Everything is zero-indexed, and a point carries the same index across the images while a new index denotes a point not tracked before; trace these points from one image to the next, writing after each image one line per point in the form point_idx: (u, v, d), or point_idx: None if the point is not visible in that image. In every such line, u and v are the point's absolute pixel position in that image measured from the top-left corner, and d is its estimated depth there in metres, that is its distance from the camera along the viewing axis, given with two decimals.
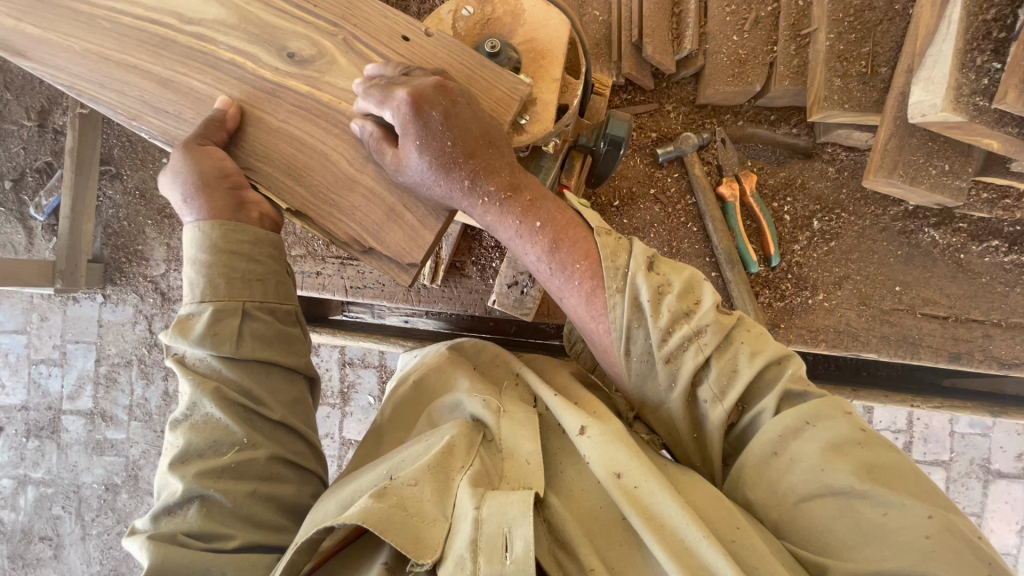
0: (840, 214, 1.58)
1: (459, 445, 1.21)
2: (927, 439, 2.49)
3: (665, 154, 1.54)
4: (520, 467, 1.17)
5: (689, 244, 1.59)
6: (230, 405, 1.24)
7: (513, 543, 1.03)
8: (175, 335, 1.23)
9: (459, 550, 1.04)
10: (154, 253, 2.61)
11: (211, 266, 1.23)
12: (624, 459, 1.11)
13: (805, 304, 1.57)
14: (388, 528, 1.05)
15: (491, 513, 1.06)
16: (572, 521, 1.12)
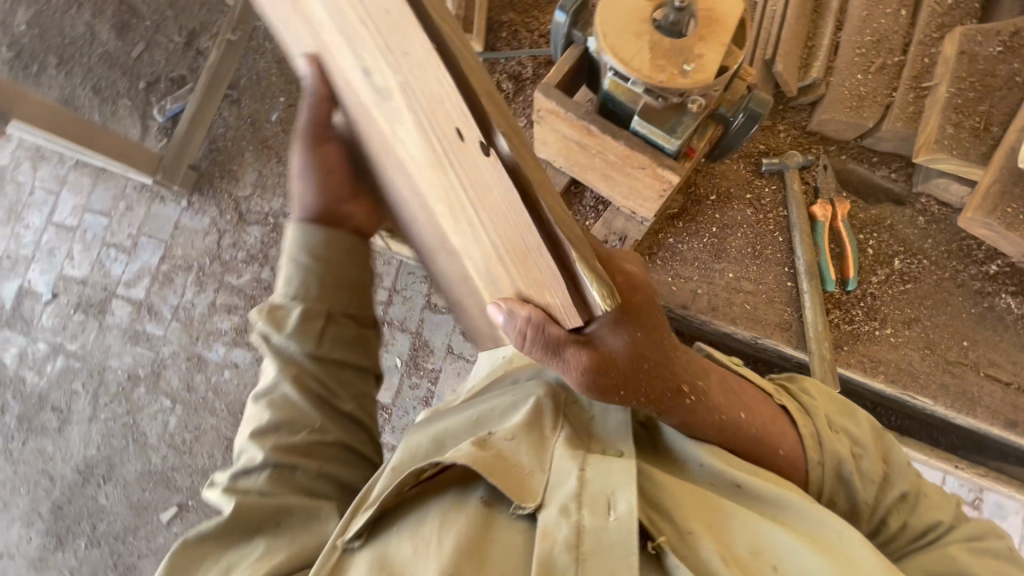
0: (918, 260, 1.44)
1: (544, 404, 1.24)
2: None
3: None
4: (614, 429, 1.20)
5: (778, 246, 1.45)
6: (308, 392, 1.23)
7: (617, 506, 1.01)
8: (266, 322, 1.23)
9: (561, 499, 1.03)
10: (246, 175, 2.86)
11: (306, 267, 1.21)
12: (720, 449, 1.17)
13: None
14: (492, 470, 1.05)
15: (596, 476, 1.06)
16: (672, 486, 1.10)
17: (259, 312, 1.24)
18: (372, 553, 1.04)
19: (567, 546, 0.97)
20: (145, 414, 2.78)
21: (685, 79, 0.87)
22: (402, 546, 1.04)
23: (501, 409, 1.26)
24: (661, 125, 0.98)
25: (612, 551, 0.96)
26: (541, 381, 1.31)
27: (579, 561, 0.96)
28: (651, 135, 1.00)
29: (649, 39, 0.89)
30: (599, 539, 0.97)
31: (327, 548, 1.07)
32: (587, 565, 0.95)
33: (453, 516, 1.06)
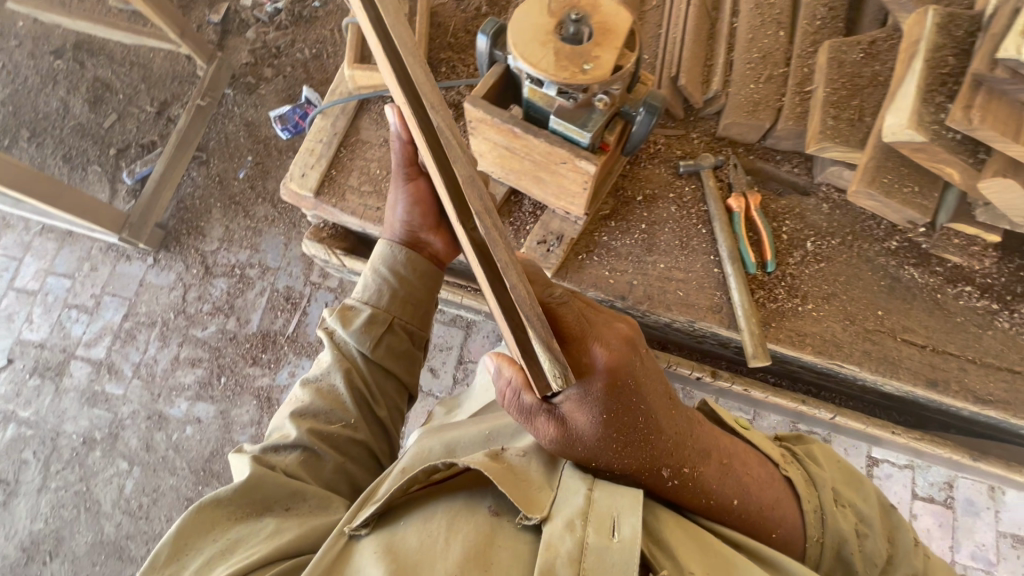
0: (834, 240, 1.39)
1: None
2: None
3: (686, 166, 1.43)
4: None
5: (698, 241, 1.41)
6: (354, 389, 1.28)
7: (624, 528, 0.93)
8: (337, 320, 1.32)
9: (567, 514, 0.96)
10: (214, 231, 2.93)
11: (382, 280, 1.33)
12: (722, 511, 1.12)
13: (795, 311, 1.34)
14: (502, 479, 1.01)
15: (604, 495, 0.99)
16: (676, 528, 1.03)
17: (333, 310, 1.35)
18: (378, 542, 1.00)
19: (569, 559, 0.90)
20: (99, 479, 2.65)
21: (585, 76, 1.00)
22: (410, 535, 1.00)
23: (510, 431, 1.26)
24: (574, 120, 1.10)
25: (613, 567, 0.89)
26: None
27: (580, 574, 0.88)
28: (567, 131, 1.12)
29: (553, 47, 1.03)
30: (601, 556, 0.90)
31: (332, 536, 1.04)
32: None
33: (462, 517, 1.01)
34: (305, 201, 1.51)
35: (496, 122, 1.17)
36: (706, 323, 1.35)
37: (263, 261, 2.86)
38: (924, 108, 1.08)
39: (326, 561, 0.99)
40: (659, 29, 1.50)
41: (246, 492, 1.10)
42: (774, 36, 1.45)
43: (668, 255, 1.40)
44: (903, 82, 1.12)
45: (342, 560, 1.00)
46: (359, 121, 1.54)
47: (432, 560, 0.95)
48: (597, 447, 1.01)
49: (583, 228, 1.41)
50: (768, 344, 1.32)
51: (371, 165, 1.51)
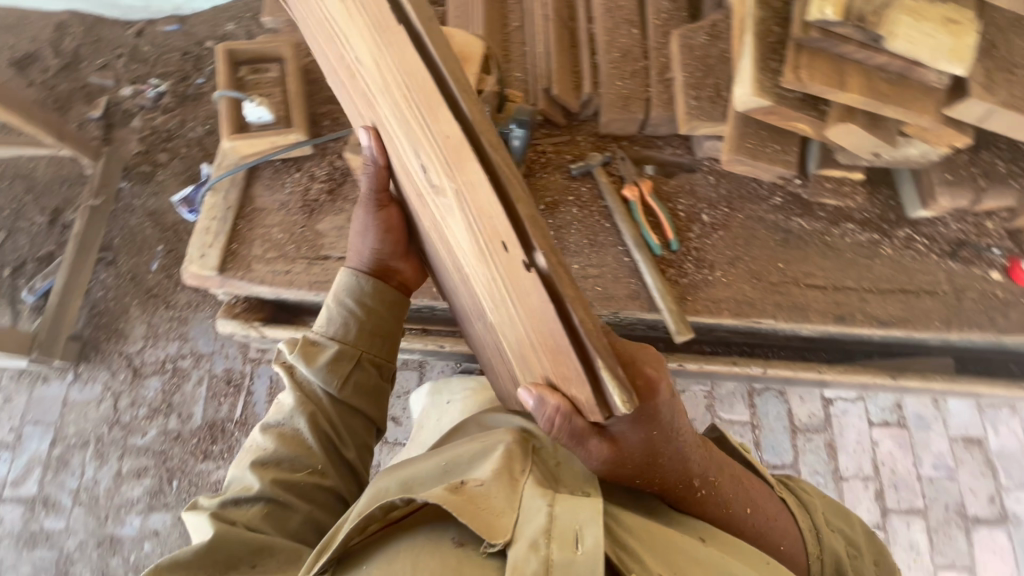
0: (727, 209, 1.48)
1: (512, 451, 1.09)
2: (897, 484, 2.48)
3: (578, 168, 1.49)
4: (576, 471, 1.11)
5: (605, 236, 1.46)
6: (319, 432, 1.22)
7: (589, 538, 0.91)
8: (301, 356, 1.22)
9: (530, 535, 0.91)
10: (135, 330, 2.78)
11: (347, 312, 1.25)
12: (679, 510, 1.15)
13: (706, 281, 1.41)
14: (462, 510, 0.93)
15: (566, 510, 0.95)
16: (639, 529, 1.02)
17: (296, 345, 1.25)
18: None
19: None
20: None
21: None
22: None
23: (472, 449, 1.12)
24: None
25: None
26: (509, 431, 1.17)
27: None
28: None
29: None
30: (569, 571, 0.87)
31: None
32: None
33: (427, 555, 0.94)
34: (210, 281, 1.46)
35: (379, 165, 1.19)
36: (629, 310, 1.40)
37: (194, 349, 2.73)
38: (763, 75, 1.17)
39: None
40: (524, 46, 1.57)
41: (207, 553, 1.02)
42: (629, 33, 1.54)
43: (580, 255, 1.45)
44: (742, 55, 1.22)
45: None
46: (251, 190, 1.52)
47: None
48: (641, 463, 0.99)
49: None
50: (688, 318, 1.38)
51: (273, 231, 1.49)
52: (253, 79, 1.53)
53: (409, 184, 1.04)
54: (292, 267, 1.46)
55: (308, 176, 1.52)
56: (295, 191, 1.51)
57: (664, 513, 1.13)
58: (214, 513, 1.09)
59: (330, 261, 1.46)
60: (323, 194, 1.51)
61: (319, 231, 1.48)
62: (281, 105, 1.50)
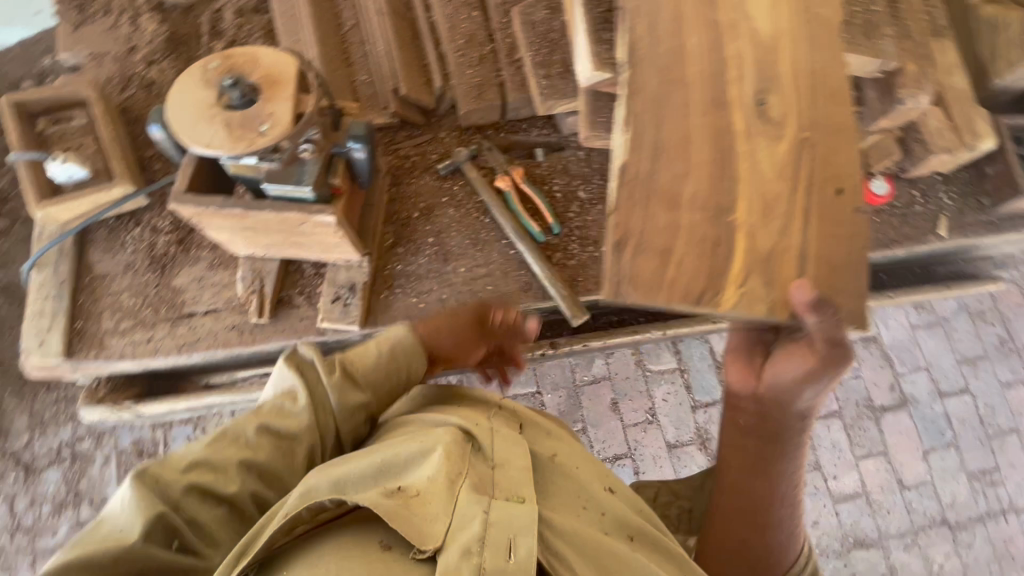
0: (602, 181, 1.48)
1: (454, 452, 0.92)
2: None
3: (445, 168, 1.43)
4: (517, 473, 0.94)
5: (486, 233, 1.42)
6: (282, 460, 0.95)
7: (523, 550, 0.81)
8: (296, 369, 1.02)
9: (465, 542, 0.80)
10: (16, 423, 2.46)
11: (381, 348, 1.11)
12: (610, 507, 1.05)
13: (593, 258, 1.41)
14: (396, 515, 0.80)
15: (502, 519, 0.84)
16: (572, 536, 0.92)
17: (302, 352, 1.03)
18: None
19: None
20: None
21: (264, 138, 0.94)
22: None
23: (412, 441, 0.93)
24: (287, 180, 1.04)
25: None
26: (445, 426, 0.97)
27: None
28: (287, 194, 1.05)
29: (221, 120, 0.95)
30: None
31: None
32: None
33: (347, 556, 0.80)
34: (60, 369, 1.29)
35: (211, 210, 1.07)
36: (523, 304, 1.38)
37: (92, 428, 2.46)
38: (599, 48, 1.16)
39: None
40: (365, 46, 1.46)
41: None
42: (470, 17, 1.47)
43: (465, 257, 1.40)
44: (576, 28, 1.21)
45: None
46: (86, 257, 1.34)
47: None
48: (783, 409, 1.04)
49: (373, 266, 1.36)
50: (580, 298, 1.38)
51: (122, 297, 1.33)
52: (56, 131, 1.33)
53: (723, 103, 1.00)
54: (152, 333, 1.31)
55: (151, 228, 1.36)
56: (139, 248, 1.35)
57: (593, 510, 1.03)
58: (165, 509, 0.84)
59: (195, 317, 1.32)
60: (173, 245, 1.36)
61: (176, 287, 1.34)
62: (97, 156, 1.32)
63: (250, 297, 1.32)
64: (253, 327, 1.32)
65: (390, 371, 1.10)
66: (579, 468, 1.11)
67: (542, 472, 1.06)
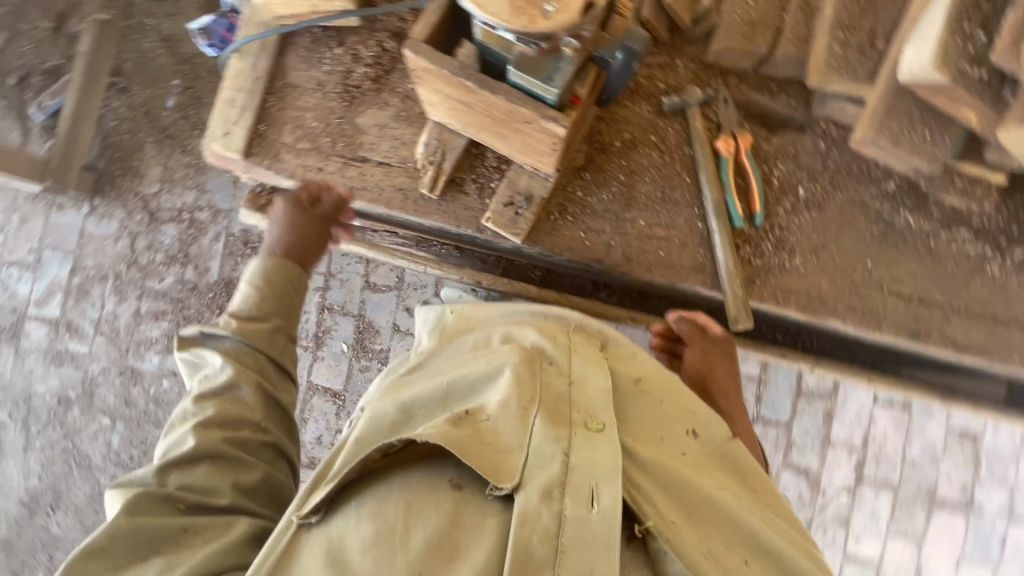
0: (828, 185, 1.28)
1: (523, 376, 0.95)
2: (879, 460, 2.17)
3: (669, 105, 1.25)
4: (594, 396, 0.96)
5: (681, 194, 1.27)
6: (363, 438, 0.91)
7: (605, 497, 0.81)
8: (360, 442, 0.90)
9: (543, 485, 0.82)
10: (150, 171, 2.62)
11: (458, 392, 0.96)
12: (693, 449, 1.01)
13: (781, 267, 1.26)
14: (466, 451, 0.82)
15: (581, 460, 0.85)
16: (651, 470, 0.90)
17: (365, 433, 0.91)
18: (321, 550, 0.81)
19: (546, 535, 0.78)
20: (83, 436, 2.65)
21: (547, 22, 0.80)
22: (361, 536, 0.80)
23: (479, 365, 0.97)
24: (537, 73, 0.91)
25: (592, 546, 0.77)
26: (513, 346, 1.02)
27: (558, 554, 0.77)
28: (528, 86, 0.93)
29: None
30: (581, 531, 0.78)
31: (282, 525, 0.87)
32: (568, 559, 0.76)
33: (421, 498, 0.82)
34: (234, 165, 1.30)
35: (444, 73, 0.97)
36: (688, 283, 1.27)
37: (210, 204, 2.60)
38: (951, 42, 0.92)
39: (277, 556, 0.83)
40: None
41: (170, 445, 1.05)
42: None
43: (648, 210, 1.27)
44: (929, 9, 0.96)
45: (294, 554, 0.83)
46: (284, 61, 1.29)
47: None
48: None
49: (555, 184, 1.26)
50: (750, 302, 1.26)
51: (307, 116, 1.29)
52: None
53: None
54: (325, 165, 1.29)
55: (352, 54, 1.28)
56: (335, 71, 1.29)
57: (672, 446, 0.99)
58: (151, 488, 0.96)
59: (367, 165, 1.29)
60: (367, 81, 1.28)
61: (358, 127, 1.29)
62: None
63: (426, 166, 1.25)
64: (418, 197, 1.28)
65: (466, 375, 0.97)
66: (662, 403, 1.05)
67: (624, 398, 1.04)
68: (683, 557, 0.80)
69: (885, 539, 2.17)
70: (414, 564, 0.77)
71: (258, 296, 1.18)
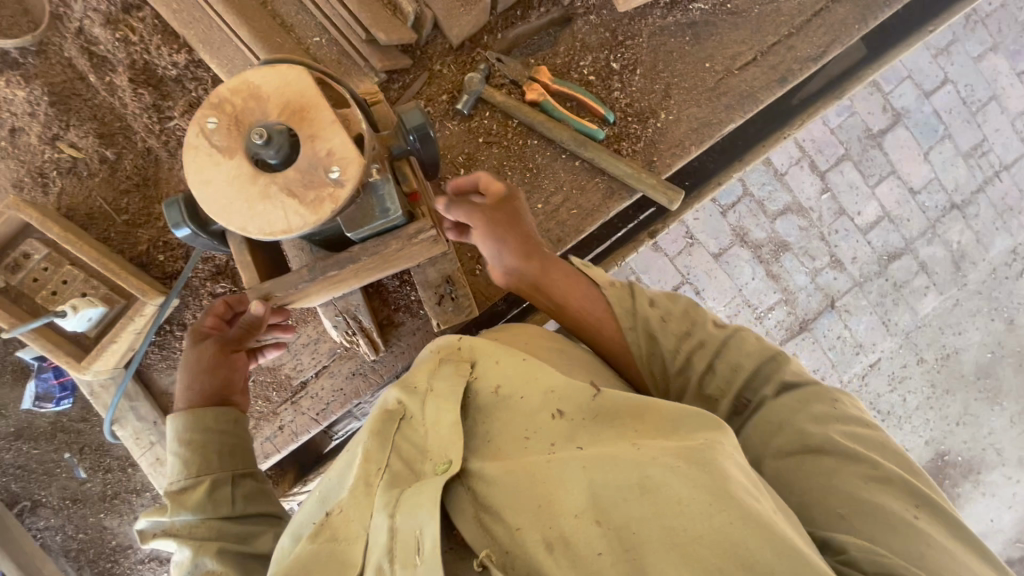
0: (628, 41, 1.30)
1: (369, 450, 0.74)
2: (821, 150, 2.22)
3: (465, 106, 1.22)
4: (440, 436, 0.71)
5: (542, 156, 1.27)
6: None
7: (428, 542, 0.62)
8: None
9: (375, 562, 0.65)
10: None
11: (335, 488, 0.77)
12: (572, 430, 0.70)
13: (658, 130, 1.29)
14: (307, 567, 0.69)
15: (404, 519, 0.64)
16: (501, 480, 0.67)
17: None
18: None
19: None
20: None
21: (344, 187, 0.75)
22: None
23: (347, 451, 0.80)
24: (373, 217, 0.86)
25: None
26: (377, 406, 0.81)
27: None
28: (376, 230, 0.89)
29: (279, 188, 0.75)
30: None
31: None
32: None
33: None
34: None
35: (304, 285, 0.90)
36: (613, 210, 1.28)
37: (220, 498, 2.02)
38: None
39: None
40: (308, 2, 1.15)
41: None
42: None
43: (534, 192, 1.27)
44: None
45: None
46: (160, 385, 1.19)
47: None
48: None
49: (454, 247, 1.23)
50: (665, 176, 1.29)
51: None
52: (25, 279, 1.08)
53: None
54: (281, 419, 1.22)
55: None
56: None
57: (543, 441, 0.70)
58: None
59: (310, 384, 1.22)
60: None
61: (272, 367, 1.21)
62: (93, 281, 1.08)
63: (354, 339, 1.19)
64: (373, 365, 1.23)
65: (340, 465, 0.80)
66: (526, 398, 0.73)
67: (486, 419, 0.74)
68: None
69: (874, 195, 2.26)
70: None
71: (184, 461, 0.95)
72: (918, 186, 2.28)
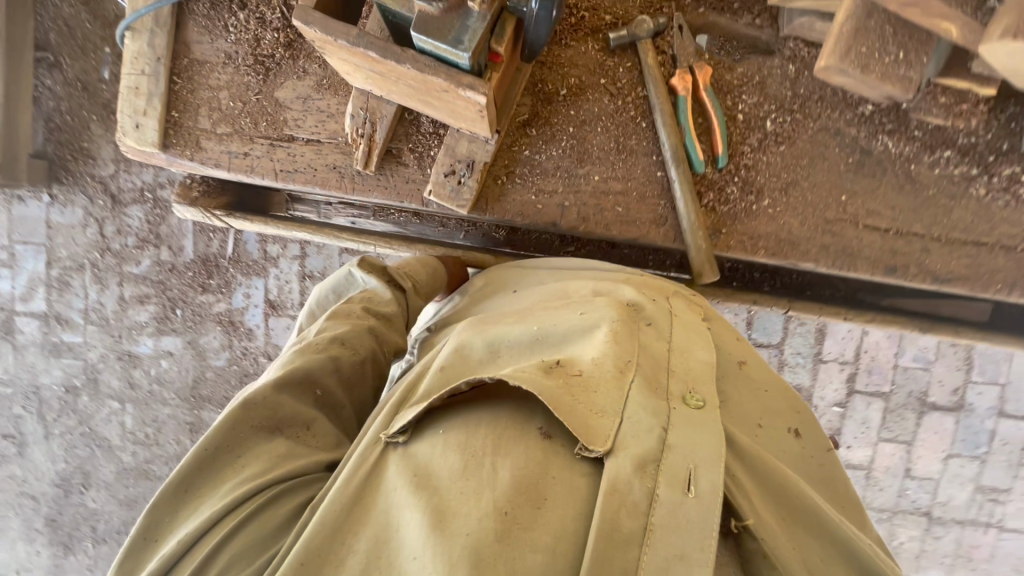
0: (800, 116, 1.16)
1: (620, 334, 0.84)
2: (870, 371, 1.95)
3: (616, 40, 1.12)
4: (695, 365, 0.83)
5: (637, 141, 1.17)
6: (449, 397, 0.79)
7: (704, 482, 0.67)
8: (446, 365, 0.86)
9: (637, 454, 0.69)
10: (102, 151, 2.15)
11: (553, 337, 0.87)
12: (790, 447, 0.88)
13: (748, 211, 1.18)
14: (559, 403, 0.71)
15: (682, 439, 0.71)
16: (756, 461, 0.77)
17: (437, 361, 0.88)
18: (407, 472, 0.73)
19: (637, 511, 0.65)
20: (98, 420, 2.37)
21: None
22: (447, 467, 0.71)
23: (579, 315, 0.89)
24: (443, 36, 0.80)
25: (689, 534, 0.64)
26: (613, 300, 0.91)
27: (648, 532, 0.64)
28: (437, 51, 0.82)
29: None
30: (675, 515, 0.65)
31: (367, 443, 0.80)
32: (658, 543, 0.64)
33: (512, 437, 0.72)
34: (155, 158, 1.20)
35: (343, 43, 0.84)
36: (648, 238, 1.19)
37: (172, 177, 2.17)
38: None
39: (361, 473, 0.76)
40: None
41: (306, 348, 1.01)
42: None
43: (602, 163, 1.17)
44: None
45: (378, 473, 0.76)
46: (184, 34, 1.16)
47: (468, 516, 0.66)
48: None
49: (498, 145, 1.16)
50: (716, 253, 1.19)
51: (221, 96, 1.17)
52: None
53: None
54: (251, 148, 1.18)
55: (256, 18, 1.15)
56: (242, 40, 1.16)
57: (766, 436, 0.87)
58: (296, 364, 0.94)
59: (295, 144, 1.18)
60: (280, 47, 1.15)
61: (280, 102, 1.17)
62: None
63: (358, 140, 1.14)
64: (353, 176, 1.18)
65: (562, 321, 0.89)
66: (765, 393, 0.91)
67: (726, 382, 0.91)
68: (781, 566, 0.69)
69: (875, 445, 1.98)
70: (501, 506, 0.66)
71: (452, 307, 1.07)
72: (918, 474, 1.98)
